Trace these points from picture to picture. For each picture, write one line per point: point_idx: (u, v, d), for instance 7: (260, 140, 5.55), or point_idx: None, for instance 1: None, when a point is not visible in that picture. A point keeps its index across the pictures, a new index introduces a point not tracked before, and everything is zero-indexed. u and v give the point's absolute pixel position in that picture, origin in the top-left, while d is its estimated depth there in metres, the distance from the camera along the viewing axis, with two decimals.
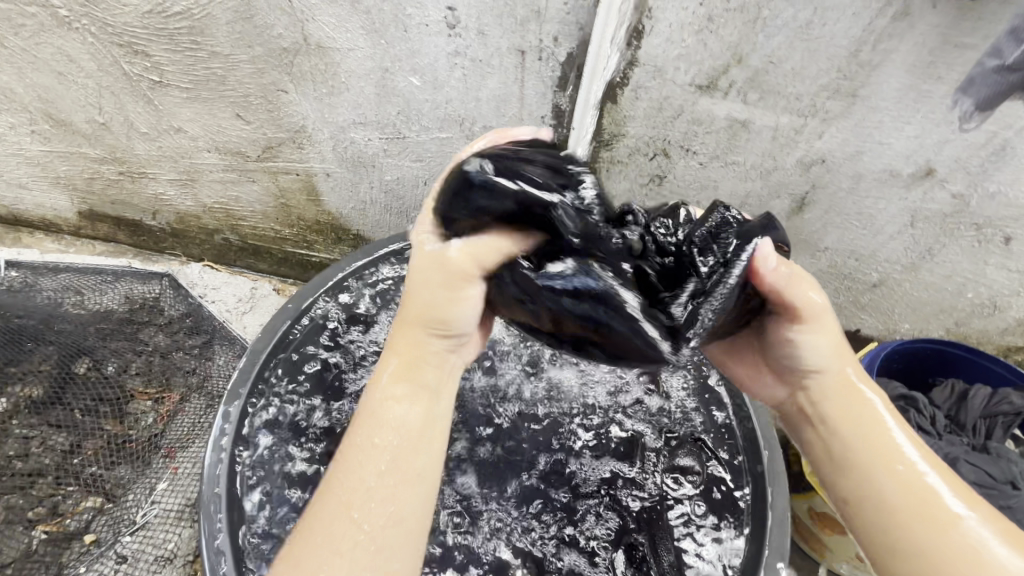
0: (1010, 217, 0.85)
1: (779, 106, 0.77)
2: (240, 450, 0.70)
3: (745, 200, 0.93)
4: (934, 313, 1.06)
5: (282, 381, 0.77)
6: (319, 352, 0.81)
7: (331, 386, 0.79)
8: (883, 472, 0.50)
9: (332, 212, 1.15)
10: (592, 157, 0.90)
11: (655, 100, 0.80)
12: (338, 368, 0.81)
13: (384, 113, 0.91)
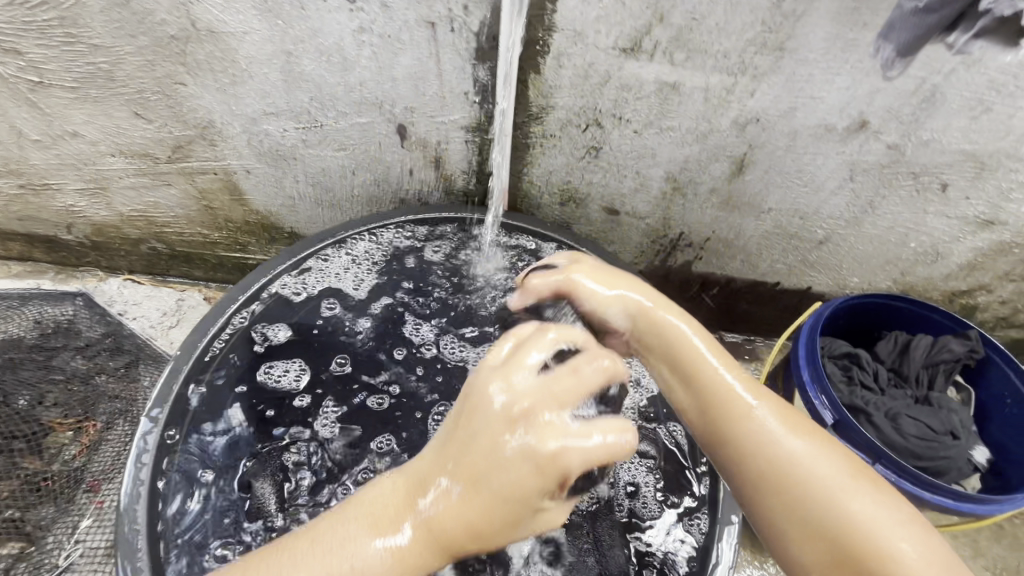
0: (946, 163, 0.84)
1: (707, 65, 0.74)
2: (161, 470, 0.66)
3: (684, 166, 0.90)
4: (880, 264, 1.06)
5: (214, 395, 0.72)
6: (258, 370, 0.75)
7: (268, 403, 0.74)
8: (794, 495, 0.51)
9: (260, 211, 1.08)
10: (524, 131, 0.86)
11: (580, 68, 0.76)
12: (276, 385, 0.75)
13: (296, 100, 0.85)
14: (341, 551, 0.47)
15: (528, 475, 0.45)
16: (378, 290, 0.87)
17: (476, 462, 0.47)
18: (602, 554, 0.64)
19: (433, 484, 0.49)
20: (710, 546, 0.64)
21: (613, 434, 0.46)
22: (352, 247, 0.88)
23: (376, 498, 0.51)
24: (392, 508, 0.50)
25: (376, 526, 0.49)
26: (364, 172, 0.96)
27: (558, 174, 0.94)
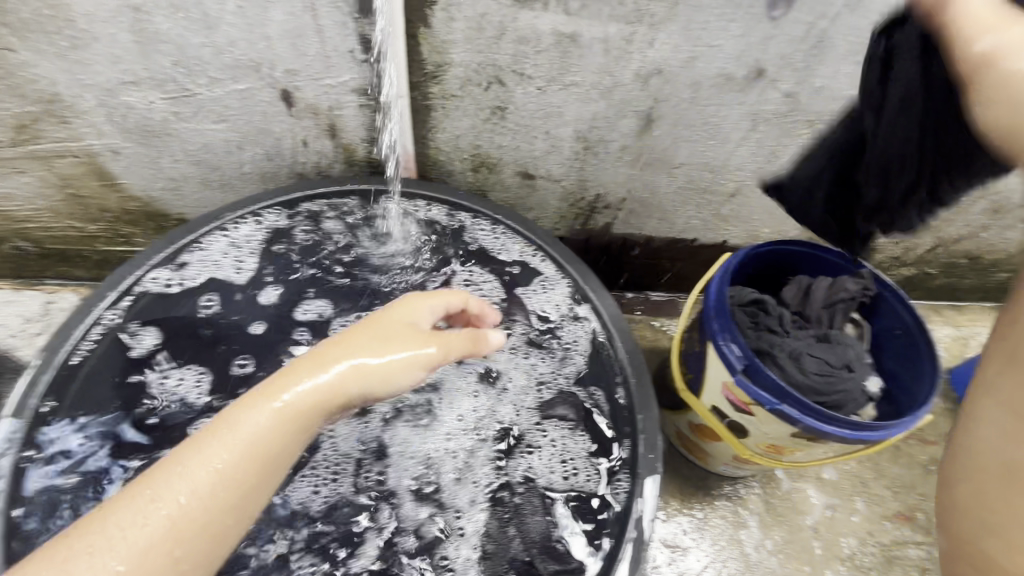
0: (839, 109, 0.87)
1: (604, 14, 0.71)
2: (24, 497, 0.59)
3: (593, 123, 0.87)
4: (787, 214, 1.10)
5: (92, 408, 0.65)
6: (152, 378, 0.68)
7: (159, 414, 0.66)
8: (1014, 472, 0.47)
9: (138, 198, 0.97)
10: (423, 93, 0.81)
11: (472, 19, 0.71)
12: (173, 397, 0.67)
13: (156, 66, 0.74)
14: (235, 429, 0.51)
15: (405, 373, 0.58)
16: (273, 270, 0.79)
17: (317, 379, 0.55)
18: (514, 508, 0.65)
19: (313, 367, 0.55)
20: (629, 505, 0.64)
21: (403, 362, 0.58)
22: (232, 232, 0.80)
23: (245, 416, 0.52)
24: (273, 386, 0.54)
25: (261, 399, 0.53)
26: (253, 146, 0.88)
27: (466, 137, 0.89)
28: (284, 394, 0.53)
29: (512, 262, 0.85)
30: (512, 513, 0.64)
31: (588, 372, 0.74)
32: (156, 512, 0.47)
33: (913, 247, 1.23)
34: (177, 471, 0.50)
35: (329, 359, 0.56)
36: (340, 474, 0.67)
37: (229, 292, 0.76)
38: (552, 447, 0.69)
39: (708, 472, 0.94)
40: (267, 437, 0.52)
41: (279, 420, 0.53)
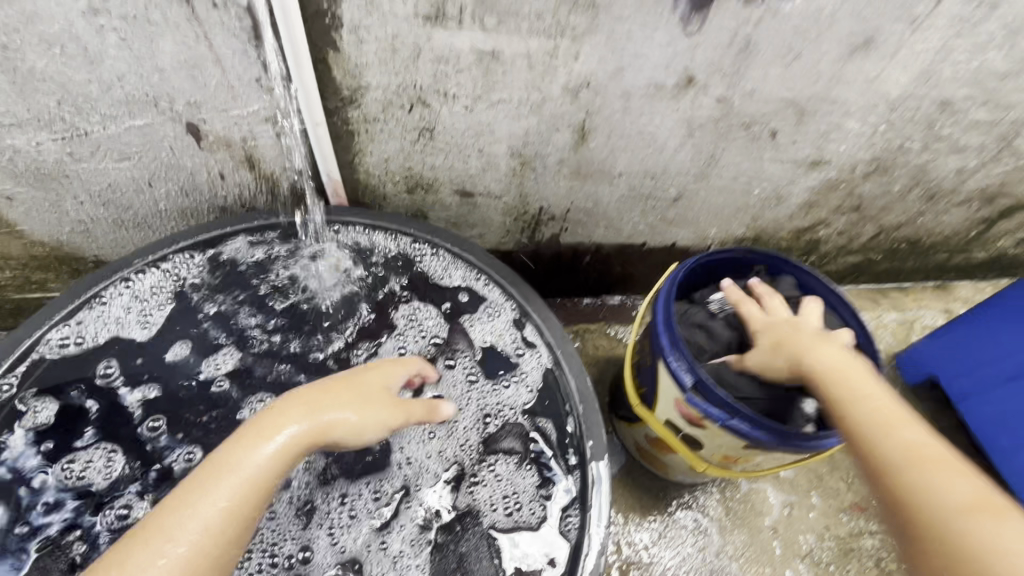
0: (772, 111, 0.86)
1: (523, 29, 0.68)
2: None
3: (526, 139, 0.84)
4: (732, 214, 1.10)
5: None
6: (56, 461, 0.66)
7: (63, 502, 0.64)
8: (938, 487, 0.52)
9: (45, 243, 0.89)
10: (342, 119, 0.76)
11: (384, 41, 0.67)
12: (81, 483, 0.65)
13: (39, 107, 0.68)
14: (240, 463, 0.52)
15: (377, 425, 0.60)
16: (192, 324, 0.77)
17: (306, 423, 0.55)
18: (463, 564, 0.62)
19: (306, 412, 0.56)
20: (580, 546, 0.62)
21: (382, 417, 0.60)
22: (136, 283, 0.75)
23: (241, 451, 0.53)
24: (263, 426, 0.55)
25: (259, 438, 0.54)
26: (165, 182, 0.82)
27: (396, 160, 0.85)
28: (278, 435, 0.54)
29: (454, 290, 0.81)
30: (460, 569, 0.62)
31: (535, 403, 0.72)
32: (170, 552, 0.47)
33: (856, 236, 1.25)
34: (181, 513, 0.49)
35: (316, 404, 0.57)
36: (283, 552, 0.63)
37: (135, 351, 0.74)
38: (499, 490, 0.67)
39: (667, 481, 0.93)
40: (264, 471, 0.52)
41: (279, 458, 0.53)
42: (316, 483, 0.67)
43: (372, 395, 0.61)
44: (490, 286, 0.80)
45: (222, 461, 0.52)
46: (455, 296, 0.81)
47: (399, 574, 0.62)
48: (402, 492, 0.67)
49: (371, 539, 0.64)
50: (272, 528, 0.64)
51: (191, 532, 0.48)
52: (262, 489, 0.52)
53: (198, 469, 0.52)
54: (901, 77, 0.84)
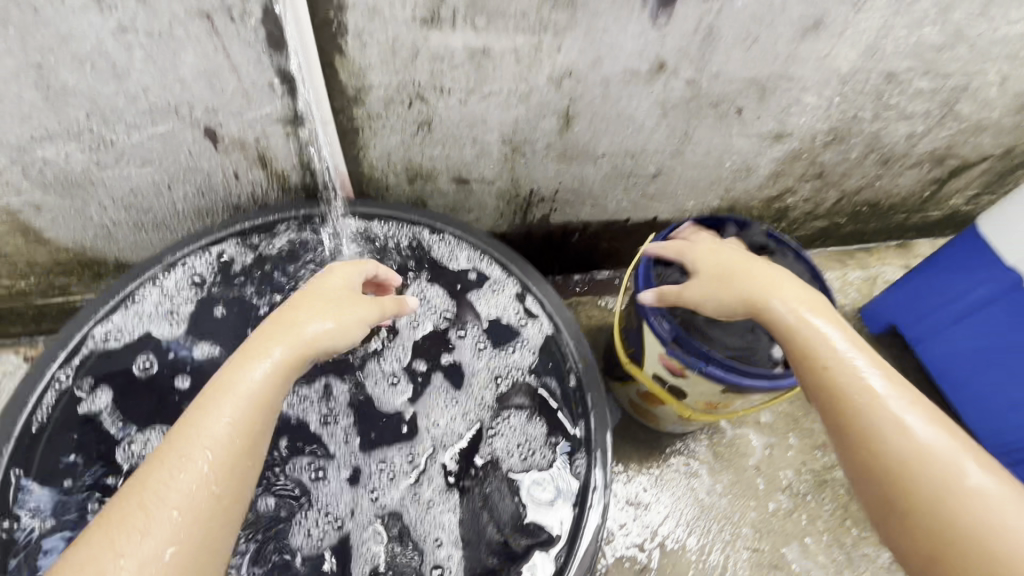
0: (736, 90, 0.95)
1: (509, 27, 0.75)
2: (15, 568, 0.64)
3: (515, 127, 0.92)
4: (707, 186, 1.19)
5: (52, 496, 0.67)
6: (118, 445, 0.73)
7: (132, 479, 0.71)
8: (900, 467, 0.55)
9: (70, 248, 0.95)
10: (347, 116, 0.83)
11: (385, 44, 0.74)
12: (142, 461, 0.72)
13: (70, 120, 0.73)
14: (237, 384, 0.57)
15: (356, 324, 0.68)
16: (220, 315, 0.83)
17: (288, 339, 0.62)
18: (489, 505, 0.71)
19: (283, 332, 0.62)
20: (592, 480, 0.70)
21: (355, 322, 0.68)
22: (163, 281, 0.81)
23: (234, 375, 0.58)
24: (247, 352, 0.60)
25: (248, 361, 0.59)
26: (183, 184, 0.88)
27: (397, 153, 0.92)
28: (268, 353, 0.60)
29: (459, 271, 0.89)
30: (486, 510, 0.71)
31: (540, 364, 0.81)
32: (193, 469, 0.52)
33: (821, 202, 1.36)
34: (196, 437, 0.54)
35: (292, 324, 0.64)
36: (331, 513, 0.71)
37: (169, 349, 0.80)
38: (514, 442, 0.75)
39: (660, 432, 1.03)
40: (264, 385, 0.58)
41: (275, 372, 0.60)
42: (353, 452, 0.75)
43: (342, 303, 0.68)
44: (490, 263, 0.88)
45: (219, 387, 0.57)
46: (461, 276, 0.88)
47: (434, 520, 0.71)
48: (429, 452, 0.75)
49: (406, 494, 0.73)
50: (321, 492, 0.73)
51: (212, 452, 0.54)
52: (266, 398, 0.58)
53: (196, 398, 0.57)
54: (849, 53, 0.93)
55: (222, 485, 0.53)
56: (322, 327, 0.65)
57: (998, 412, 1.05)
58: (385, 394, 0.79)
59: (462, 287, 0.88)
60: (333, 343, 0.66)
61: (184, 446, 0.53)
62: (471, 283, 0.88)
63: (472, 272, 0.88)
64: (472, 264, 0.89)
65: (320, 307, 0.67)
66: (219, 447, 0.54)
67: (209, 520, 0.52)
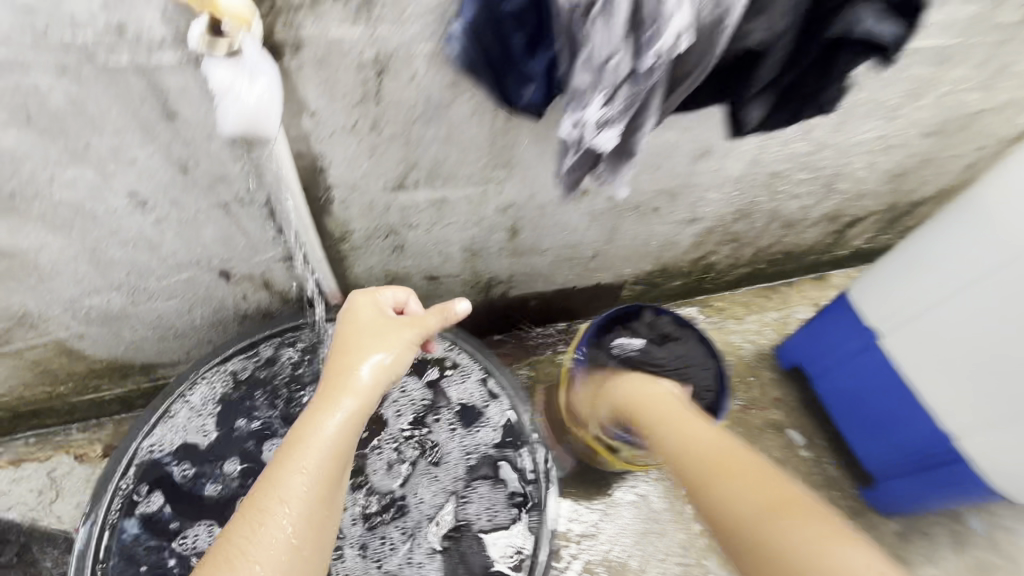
0: (650, 197, 1.17)
1: (460, 183, 0.96)
2: None
3: (473, 240, 1.13)
4: (640, 258, 1.42)
5: None
6: (175, 538, 0.93)
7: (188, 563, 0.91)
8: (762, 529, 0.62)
9: (104, 359, 1.13)
10: (334, 249, 1.03)
11: (363, 204, 0.94)
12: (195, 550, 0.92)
13: (113, 278, 0.92)
14: (312, 436, 0.70)
15: (403, 360, 0.82)
16: (242, 420, 1.03)
17: (353, 389, 0.75)
18: (467, 561, 0.93)
19: (345, 383, 0.76)
20: (545, 535, 0.91)
21: (402, 358, 0.81)
22: (192, 395, 1.00)
23: (309, 428, 0.71)
24: (319, 405, 0.73)
25: (321, 414, 0.72)
26: (201, 307, 1.06)
27: (376, 267, 1.12)
28: (340, 403, 0.74)
29: (431, 363, 1.10)
30: (466, 566, 0.93)
31: (502, 439, 1.02)
32: (285, 515, 0.65)
33: (740, 256, 1.60)
34: (280, 487, 0.66)
35: (347, 368, 0.78)
36: None
37: (202, 455, 0.99)
38: (485, 507, 0.97)
39: (606, 473, 1.26)
40: (337, 435, 0.71)
41: (346, 423, 0.73)
42: (360, 528, 0.98)
43: (391, 337, 0.82)
44: (457, 354, 1.09)
45: (299, 437, 0.70)
46: (434, 366, 1.09)
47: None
48: (419, 523, 0.98)
49: (404, 558, 0.95)
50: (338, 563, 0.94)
51: (296, 498, 0.66)
52: (339, 445, 0.71)
53: (279, 450, 0.70)
54: (736, 165, 1.16)
55: (305, 518, 0.67)
56: (377, 372, 0.78)
57: (861, 440, 1.30)
58: (381, 478, 1.03)
59: (436, 376, 1.09)
60: (386, 379, 0.79)
61: (275, 493, 0.66)
62: (443, 372, 1.09)
63: (443, 363, 1.10)
64: (443, 355, 1.09)
65: (372, 350, 0.80)
66: (308, 492, 0.67)
67: (297, 555, 0.66)
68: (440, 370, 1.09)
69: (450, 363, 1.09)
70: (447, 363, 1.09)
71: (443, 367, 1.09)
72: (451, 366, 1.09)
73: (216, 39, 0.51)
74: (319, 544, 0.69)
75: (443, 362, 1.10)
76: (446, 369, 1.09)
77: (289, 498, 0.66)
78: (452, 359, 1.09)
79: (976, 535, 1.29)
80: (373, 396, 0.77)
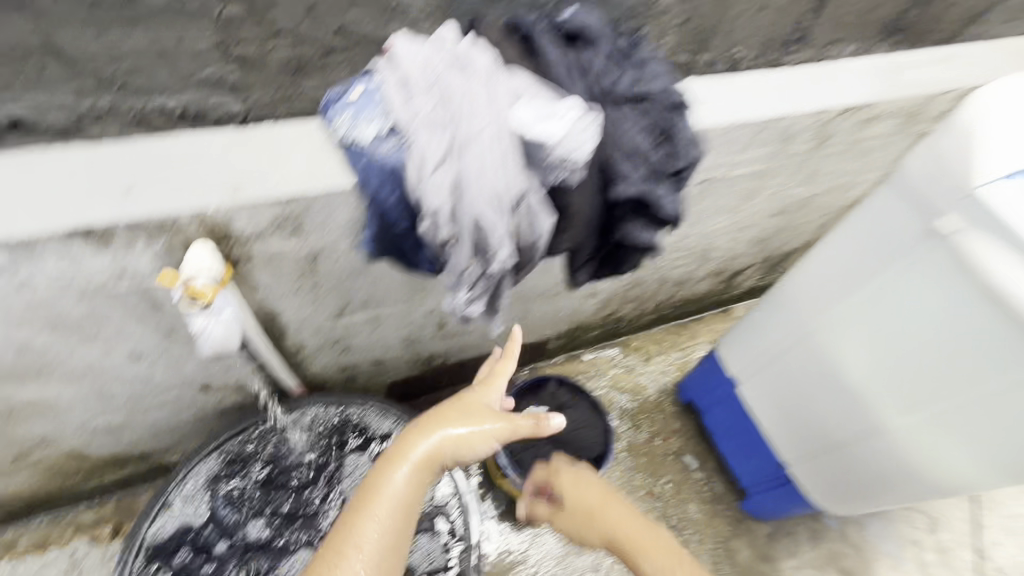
0: (550, 287, 1.45)
1: (389, 306, 1.22)
2: None
3: (407, 335, 1.39)
4: (555, 323, 1.70)
5: None
6: None
7: None
8: None
9: (107, 454, 1.36)
10: (293, 359, 1.28)
11: (312, 329, 1.19)
12: None
13: (114, 403, 1.16)
14: (384, 489, 0.86)
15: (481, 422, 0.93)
16: (226, 502, 1.30)
17: (430, 447, 0.89)
18: None
19: (421, 443, 0.89)
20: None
21: (480, 423, 0.93)
22: (183, 485, 1.24)
23: (382, 481, 0.87)
24: (396, 460, 0.88)
25: (394, 470, 0.88)
26: (187, 410, 1.31)
27: (330, 363, 1.37)
28: (411, 461, 0.88)
29: (379, 435, 1.35)
30: None
31: (440, 500, 1.29)
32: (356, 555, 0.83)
33: (646, 308, 1.89)
34: (356, 531, 0.84)
35: (435, 427, 0.91)
36: None
37: (196, 534, 1.26)
38: (426, 555, 1.26)
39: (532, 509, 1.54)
40: (403, 490, 0.87)
41: (414, 479, 0.88)
42: None
43: (474, 401, 0.96)
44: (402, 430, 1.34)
45: (376, 486, 0.87)
46: (385, 440, 1.34)
47: None
48: None
49: None
50: None
51: (368, 544, 0.84)
52: (405, 497, 0.87)
53: (358, 493, 0.88)
54: None
55: (377, 562, 0.84)
56: (455, 435, 0.90)
57: (737, 464, 1.61)
58: None
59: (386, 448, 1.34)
60: (458, 447, 0.91)
61: (350, 533, 0.84)
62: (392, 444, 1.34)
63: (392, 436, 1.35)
64: (391, 430, 1.34)
65: (456, 422, 0.92)
66: (374, 536, 0.84)
67: None
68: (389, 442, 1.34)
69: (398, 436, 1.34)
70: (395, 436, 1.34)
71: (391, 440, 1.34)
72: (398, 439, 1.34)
73: (193, 302, 0.81)
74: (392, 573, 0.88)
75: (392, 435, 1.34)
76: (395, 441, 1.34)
77: (358, 540, 0.84)
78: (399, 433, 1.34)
79: (831, 530, 1.63)
80: (448, 455, 0.91)
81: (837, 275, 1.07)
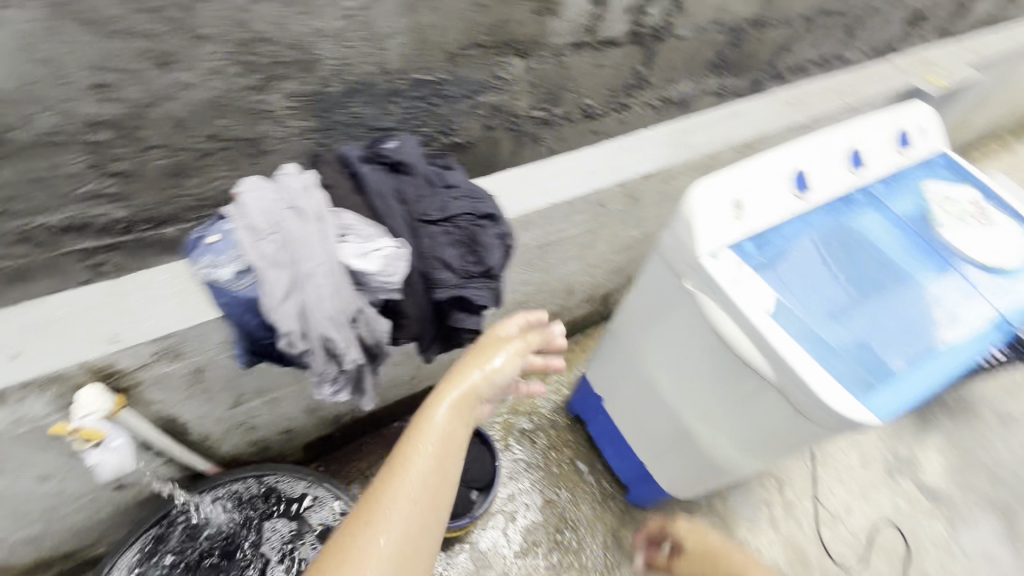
0: None
1: (283, 388, 1.39)
2: None
3: (308, 405, 1.56)
4: None
5: None
6: None
7: None
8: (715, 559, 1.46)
9: (26, 560, 1.43)
10: (201, 445, 1.42)
11: (214, 419, 1.34)
12: None
13: (29, 516, 1.25)
14: (426, 430, 0.89)
15: (504, 363, 1.02)
16: None
17: (460, 386, 0.97)
18: None
19: (454, 391, 0.95)
20: None
21: (504, 360, 1.02)
22: None
23: (427, 427, 0.89)
24: (432, 404, 0.93)
25: (433, 411, 0.92)
26: (104, 507, 1.41)
27: (239, 441, 1.52)
28: (448, 402, 0.94)
29: (293, 497, 1.51)
30: None
31: None
32: (406, 495, 0.82)
33: None
34: (403, 472, 0.84)
35: (461, 373, 0.98)
36: None
37: None
38: None
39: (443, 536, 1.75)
40: (445, 425, 0.91)
41: (450, 420, 0.91)
42: None
43: (497, 346, 1.04)
44: (313, 489, 1.50)
45: (418, 424, 0.90)
46: (298, 501, 1.52)
47: None
48: None
49: None
50: None
51: (414, 479, 0.84)
52: (447, 433, 0.90)
53: (402, 442, 0.88)
54: None
55: (424, 494, 0.83)
56: (481, 373, 0.99)
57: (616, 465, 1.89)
58: None
59: (300, 507, 1.51)
60: (492, 382, 1.00)
61: (396, 477, 0.84)
62: (305, 503, 1.51)
63: (304, 496, 1.51)
64: (302, 491, 1.51)
65: (482, 360, 1.01)
66: (422, 473, 0.85)
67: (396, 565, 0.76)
68: (303, 502, 1.51)
69: (309, 495, 1.51)
70: (307, 496, 1.51)
71: (304, 499, 1.51)
72: (310, 497, 1.51)
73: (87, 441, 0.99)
74: (425, 549, 0.81)
75: (304, 496, 1.51)
76: (307, 499, 1.51)
77: (405, 485, 0.83)
78: (310, 492, 1.51)
79: (699, 506, 1.96)
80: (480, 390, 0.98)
81: (646, 313, 1.35)
